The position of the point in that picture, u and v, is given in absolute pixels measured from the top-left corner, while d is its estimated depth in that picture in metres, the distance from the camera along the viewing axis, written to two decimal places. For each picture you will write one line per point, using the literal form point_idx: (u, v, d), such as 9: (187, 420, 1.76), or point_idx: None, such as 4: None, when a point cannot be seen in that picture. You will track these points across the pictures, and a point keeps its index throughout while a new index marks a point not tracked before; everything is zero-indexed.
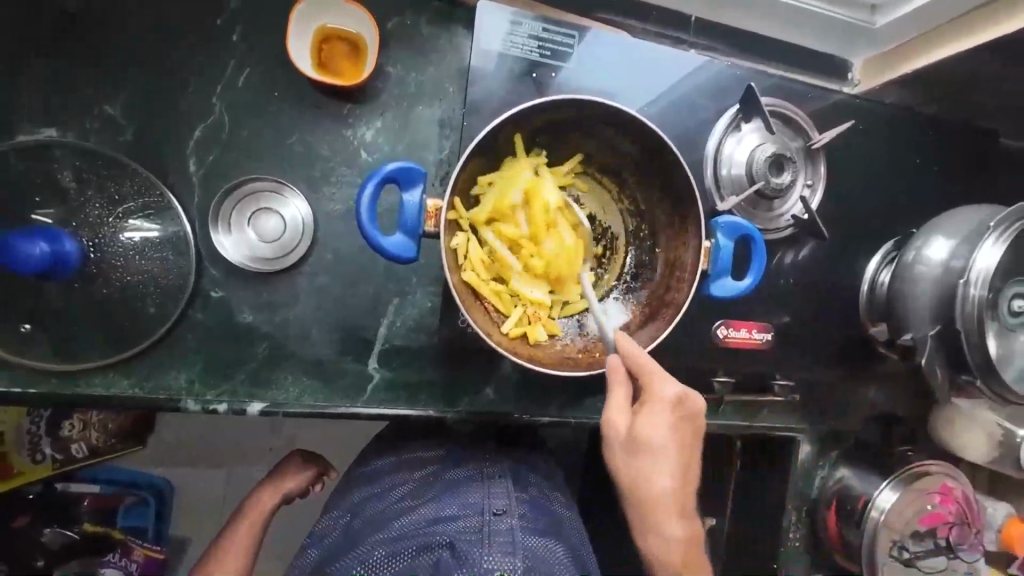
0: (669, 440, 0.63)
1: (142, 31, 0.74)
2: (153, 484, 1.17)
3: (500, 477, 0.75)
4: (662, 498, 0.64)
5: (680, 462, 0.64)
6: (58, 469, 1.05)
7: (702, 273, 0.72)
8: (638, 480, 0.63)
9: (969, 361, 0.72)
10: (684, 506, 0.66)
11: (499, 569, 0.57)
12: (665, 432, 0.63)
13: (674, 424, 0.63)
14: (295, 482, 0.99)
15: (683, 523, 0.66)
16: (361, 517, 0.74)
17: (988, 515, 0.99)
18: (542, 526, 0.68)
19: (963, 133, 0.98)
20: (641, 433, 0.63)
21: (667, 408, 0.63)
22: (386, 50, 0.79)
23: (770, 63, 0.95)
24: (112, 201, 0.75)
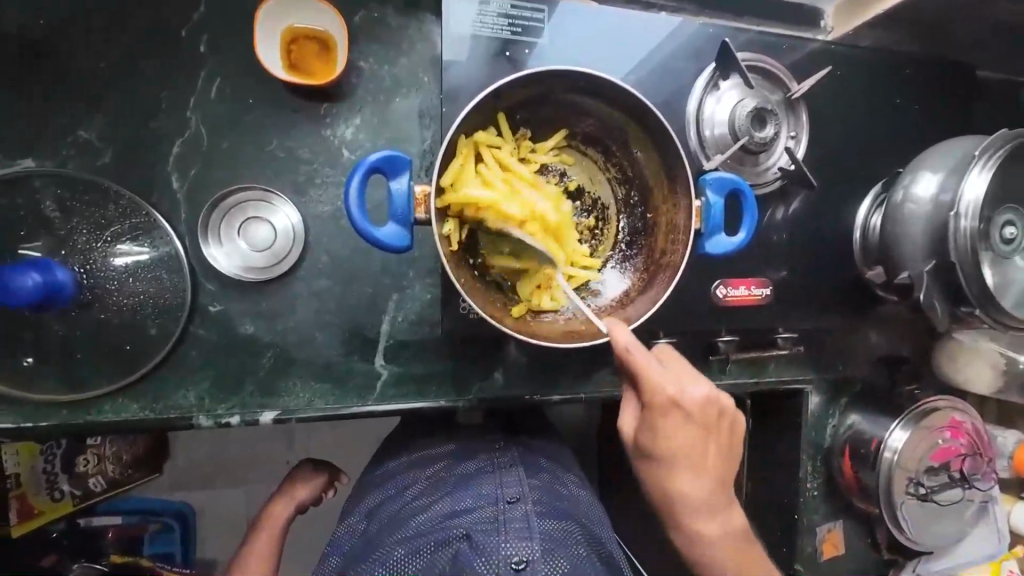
0: (678, 446, 0.65)
1: (107, 50, 0.73)
2: (177, 510, 1.19)
3: (512, 467, 0.76)
4: (683, 498, 0.66)
5: (696, 460, 0.65)
6: (77, 505, 1.05)
7: (695, 233, 0.70)
8: (657, 483, 0.67)
9: (967, 293, 0.74)
10: (716, 503, 0.67)
11: (517, 555, 0.58)
12: (670, 438, 0.65)
13: (685, 428, 0.64)
14: (307, 491, 1.00)
15: (719, 516, 0.68)
16: (377, 521, 0.74)
17: (998, 443, 1.01)
18: (560, 511, 0.68)
19: (940, 69, 0.98)
20: (648, 440, 0.66)
21: (667, 415, 0.64)
22: (356, 45, 0.79)
23: (743, 18, 0.95)
24: (99, 226, 0.74)
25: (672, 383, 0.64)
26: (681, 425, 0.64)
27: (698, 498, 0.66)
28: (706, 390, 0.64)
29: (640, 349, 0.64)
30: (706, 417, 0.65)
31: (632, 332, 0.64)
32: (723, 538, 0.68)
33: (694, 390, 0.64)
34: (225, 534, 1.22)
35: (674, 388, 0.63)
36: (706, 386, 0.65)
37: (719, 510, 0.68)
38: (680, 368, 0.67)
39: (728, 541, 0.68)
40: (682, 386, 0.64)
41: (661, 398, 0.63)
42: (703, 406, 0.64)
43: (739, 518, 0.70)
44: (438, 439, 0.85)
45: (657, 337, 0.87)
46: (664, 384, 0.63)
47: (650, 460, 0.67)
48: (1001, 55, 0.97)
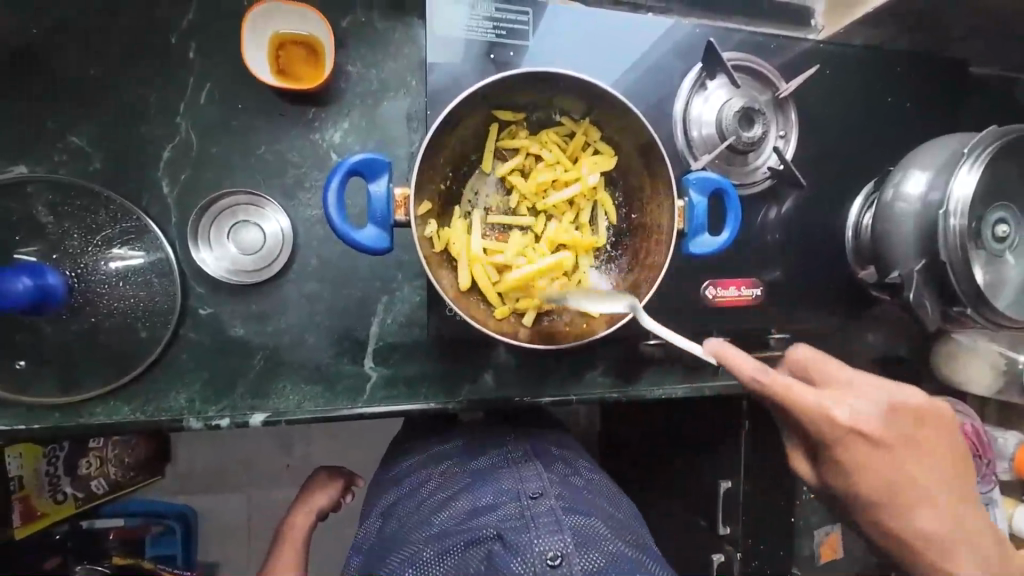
0: (877, 472, 0.63)
1: (98, 59, 0.74)
2: (179, 514, 1.18)
3: (528, 461, 0.77)
4: (915, 526, 0.64)
5: (906, 479, 0.63)
6: (81, 506, 1.07)
7: (679, 233, 0.71)
8: (876, 521, 0.66)
9: (958, 292, 0.73)
10: (949, 511, 0.64)
11: (550, 550, 0.58)
12: (867, 470, 0.63)
13: (882, 455, 0.63)
14: (325, 498, 0.99)
15: (958, 530, 0.65)
16: (395, 520, 0.74)
17: (998, 445, 0.99)
18: (581, 501, 0.70)
19: (932, 65, 0.97)
20: (845, 480, 0.65)
21: (853, 447, 0.63)
22: (344, 50, 0.79)
23: (733, 18, 0.94)
24: (90, 231, 0.75)
25: (843, 410, 0.62)
26: (874, 453, 0.63)
27: (935, 519, 0.64)
28: (880, 405, 0.63)
29: (765, 368, 0.62)
30: (897, 428, 0.63)
31: (746, 353, 0.63)
32: (974, 545, 0.65)
33: (869, 409, 0.63)
34: (224, 536, 1.23)
35: (849, 414, 0.62)
36: (878, 396, 0.64)
37: (954, 519, 0.64)
38: (841, 386, 0.65)
39: (976, 551, 0.65)
40: (848, 409, 0.63)
41: (839, 432, 0.62)
42: (885, 417, 0.63)
43: (976, 518, 0.66)
44: (428, 442, 0.86)
45: (648, 339, 0.87)
46: (834, 413, 0.62)
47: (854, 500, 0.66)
48: (993, 50, 0.95)
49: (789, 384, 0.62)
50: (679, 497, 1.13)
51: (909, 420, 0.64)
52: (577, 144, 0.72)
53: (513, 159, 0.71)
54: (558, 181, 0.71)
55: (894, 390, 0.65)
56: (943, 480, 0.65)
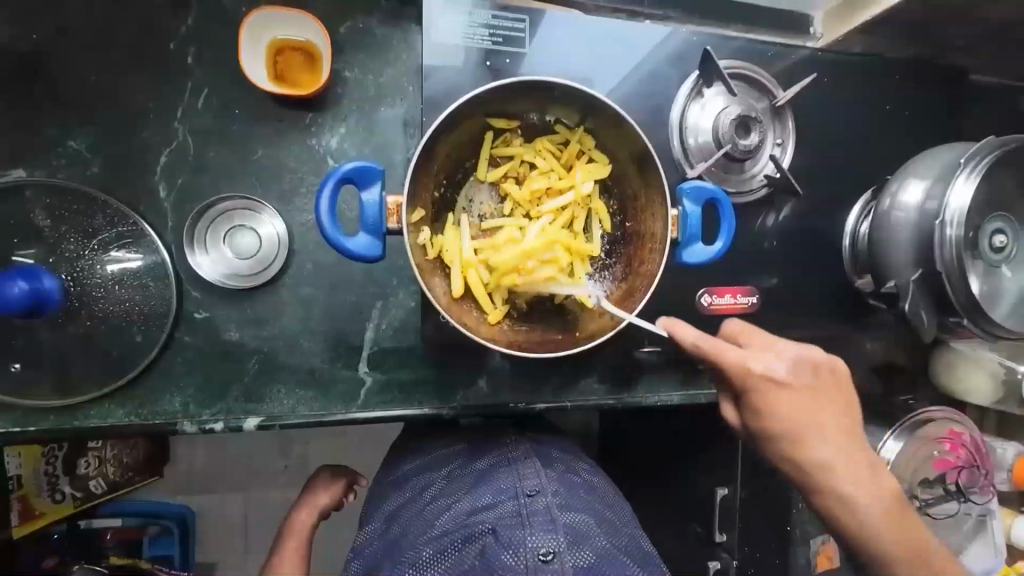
0: (786, 417, 0.65)
1: (97, 65, 0.75)
2: (178, 514, 1.18)
3: (525, 459, 0.76)
4: (818, 467, 0.66)
5: (812, 424, 0.65)
6: (80, 506, 1.08)
7: (672, 242, 0.71)
8: (787, 464, 0.67)
9: (954, 302, 0.73)
10: (851, 460, 0.65)
11: (544, 547, 0.59)
12: (778, 414, 0.65)
13: (788, 401, 0.65)
14: (329, 496, 0.99)
15: (863, 476, 0.65)
16: (398, 524, 0.73)
17: (997, 455, 0.99)
18: (576, 500, 0.70)
19: (931, 74, 0.97)
20: (759, 423, 0.66)
21: (762, 391, 0.65)
22: (341, 56, 0.80)
23: (731, 25, 0.94)
24: (86, 234, 0.75)
25: (754, 360, 0.65)
26: (781, 397, 0.64)
27: (835, 463, 0.65)
28: (789, 357, 0.65)
29: (708, 337, 0.67)
30: (803, 378, 0.65)
31: (689, 323, 0.68)
32: (876, 495, 0.66)
33: (777, 359, 0.65)
34: (220, 539, 1.23)
35: (757, 365, 0.64)
36: (790, 350, 0.66)
37: (855, 465, 0.66)
38: (759, 342, 0.68)
39: (873, 496, 0.65)
40: (757, 360, 0.65)
41: (750, 379, 0.65)
42: (792, 369, 0.65)
43: (880, 470, 0.67)
44: (422, 447, 0.86)
45: (642, 346, 0.87)
46: (745, 362, 0.64)
47: (767, 442, 0.67)
48: (994, 57, 0.95)
49: (698, 336, 0.67)
50: (675, 504, 1.12)
51: (813, 370, 0.66)
52: (571, 151, 0.72)
53: (504, 166, 0.72)
54: (553, 188, 0.71)
55: (806, 348, 0.67)
56: (850, 429, 0.67)
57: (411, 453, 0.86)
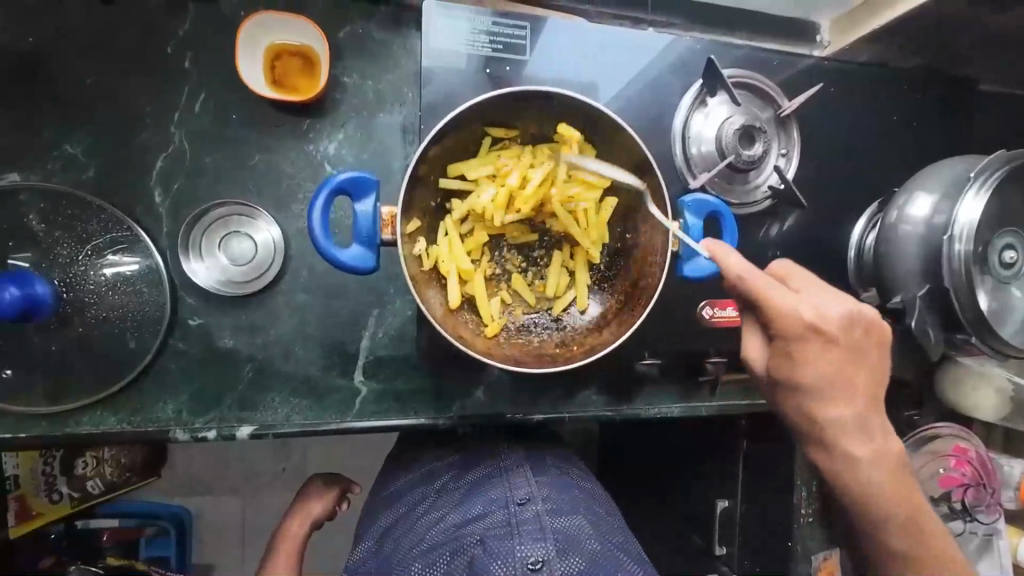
0: (821, 366, 0.63)
1: (94, 68, 0.74)
2: (174, 515, 1.16)
3: (515, 468, 0.76)
4: (829, 418, 0.65)
5: (841, 377, 0.64)
6: (77, 506, 1.06)
7: (673, 255, 0.71)
8: (801, 410, 0.66)
9: (961, 319, 0.71)
10: (865, 416, 0.65)
11: (533, 556, 0.58)
12: (814, 361, 0.63)
13: (826, 350, 0.63)
14: (322, 506, 0.98)
15: (868, 436, 0.66)
16: (391, 541, 0.72)
17: (1004, 473, 0.96)
18: (569, 507, 0.69)
19: (941, 83, 0.95)
20: (788, 368, 0.65)
21: (804, 334, 0.63)
22: (340, 61, 0.79)
23: (735, 33, 0.93)
24: (81, 240, 0.75)
25: (807, 308, 0.63)
26: (823, 347, 0.63)
27: (850, 416, 0.65)
28: (839, 307, 0.63)
29: (755, 273, 0.64)
30: (847, 330, 0.64)
31: (741, 257, 0.64)
32: (876, 451, 0.66)
33: (829, 309, 0.64)
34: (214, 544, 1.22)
35: (808, 308, 0.62)
36: (845, 304, 0.64)
37: (867, 423, 0.65)
38: (808, 290, 0.66)
39: (878, 455, 0.66)
40: (809, 306, 0.63)
41: (799, 325, 0.62)
42: (838, 320, 0.63)
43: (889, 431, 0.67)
44: (417, 459, 0.84)
45: (642, 358, 0.86)
46: (797, 308, 0.62)
47: (790, 388, 0.65)
48: (1005, 68, 0.93)
49: (751, 273, 0.63)
50: (676, 517, 1.10)
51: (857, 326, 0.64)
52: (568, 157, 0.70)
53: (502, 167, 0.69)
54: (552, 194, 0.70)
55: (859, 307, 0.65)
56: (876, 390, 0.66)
57: (406, 465, 0.85)
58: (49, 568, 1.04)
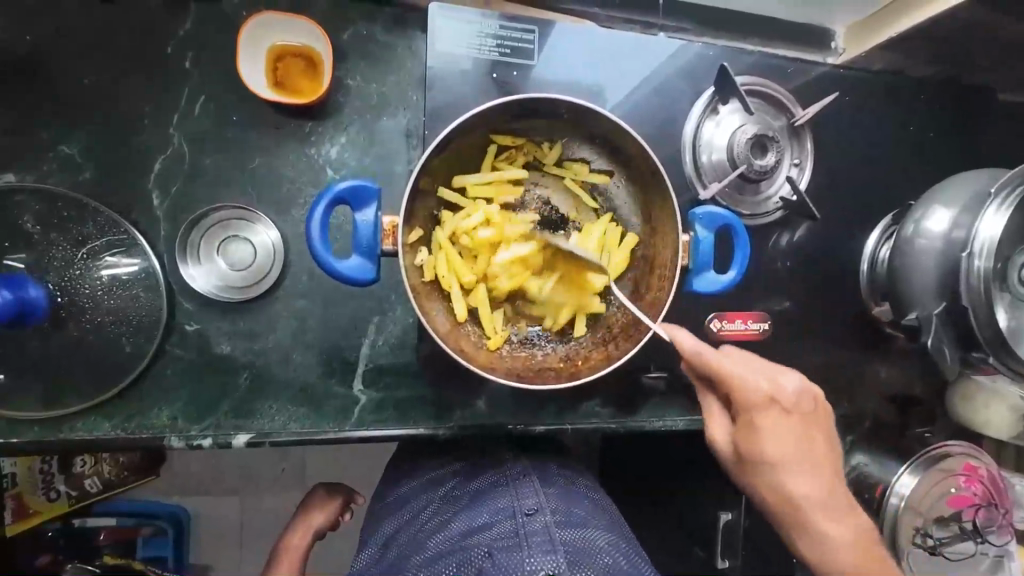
0: (778, 441, 0.62)
1: (94, 67, 0.73)
2: (172, 514, 1.13)
3: (523, 478, 0.74)
4: (792, 489, 0.63)
5: (802, 453, 0.63)
6: (74, 505, 1.05)
7: (683, 269, 0.70)
8: (766, 487, 0.64)
9: (979, 337, 0.69)
10: (828, 486, 0.64)
11: (544, 569, 0.55)
12: (773, 436, 0.62)
13: (785, 426, 0.62)
14: (323, 516, 0.96)
15: (833, 510, 0.64)
16: (394, 547, 0.71)
17: (1016, 492, 0.94)
18: (578, 520, 0.67)
19: (959, 93, 0.93)
20: (749, 443, 0.63)
21: (762, 415, 0.62)
22: (343, 63, 0.77)
23: (748, 39, 0.91)
24: (77, 242, 0.73)
25: (762, 380, 0.62)
26: (780, 420, 0.62)
27: (810, 488, 0.63)
28: (793, 382, 0.63)
29: (705, 347, 0.64)
30: (802, 406, 0.63)
31: (694, 334, 0.64)
32: (848, 524, 0.64)
33: (782, 382, 0.63)
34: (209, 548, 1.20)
35: (767, 385, 0.62)
36: (793, 378, 0.64)
37: (829, 495, 0.64)
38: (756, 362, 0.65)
39: (849, 528, 0.64)
40: (765, 380, 0.62)
41: (757, 399, 0.61)
42: (795, 395, 0.63)
43: (847, 500, 0.66)
44: (417, 470, 0.82)
45: (648, 371, 0.84)
46: (753, 381, 0.62)
47: (758, 465, 0.63)
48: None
49: (709, 356, 0.63)
50: (681, 529, 1.08)
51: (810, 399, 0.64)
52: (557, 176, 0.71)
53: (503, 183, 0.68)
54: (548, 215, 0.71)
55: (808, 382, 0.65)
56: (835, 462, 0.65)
57: (406, 474, 0.83)
58: (44, 567, 1.02)
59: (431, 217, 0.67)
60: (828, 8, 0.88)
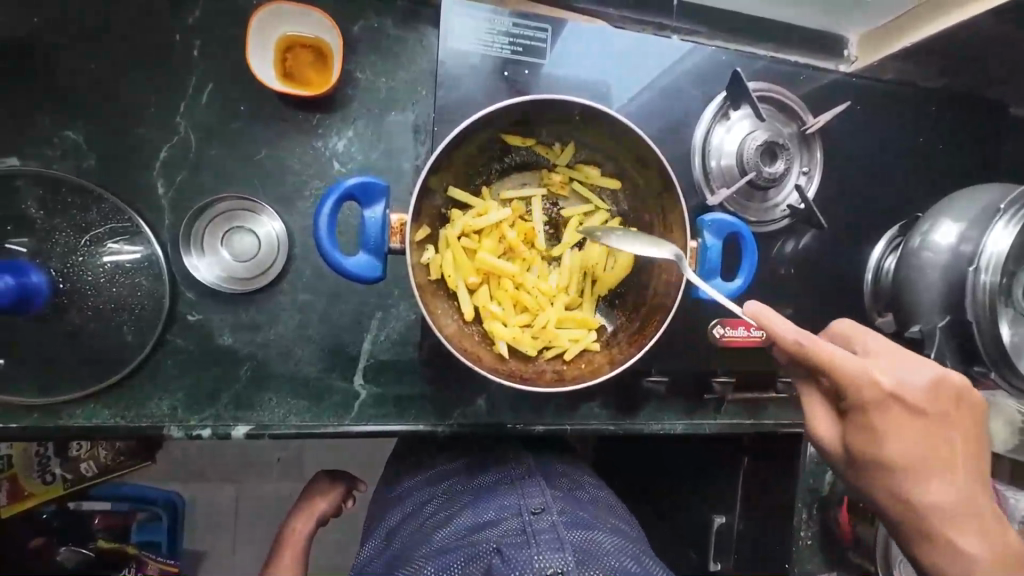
0: (902, 438, 0.58)
1: (100, 53, 0.72)
2: (167, 499, 1.12)
3: (529, 477, 0.74)
4: (927, 497, 0.59)
5: (930, 455, 0.59)
6: (68, 489, 1.03)
7: (689, 274, 0.70)
8: (886, 489, 0.61)
9: (982, 354, 0.69)
10: (958, 477, 0.60)
11: (551, 566, 0.56)
12: (894, 434, 0.58)
13: (910, 423, 0.58)
14: (328, 502, 0.97)
15: (968, 509, 0.60)
16: (398, 540, 0.72)
17: (1010, 506, 0.90)
18: (584, 521, 0.67)
19: (970, 105, 0.92)
20: (865, 441, 0.59)
21: (884, 411, 0.58)
22: (353, 56, 0.76)
23: (760, 44, 0.90)
24: (80, 228, 0.73)
25: (879, 373, 0.58)
26: (902, 417, 0.58)
27: (947, 484, 0.59)
28: (921, 376, 0.59)
29: (814, 339, 0.59)
30: (935, 404, 0.59)
31: (793, 324, 0.59)
32: (981, 533, 0.60)
33: (902, 376, 0.59)
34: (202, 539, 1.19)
35: (888, 379, 0.58)
36: (921, 371, 0.60)
37: (965, 490, 0.60)
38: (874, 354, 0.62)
39: (985, 542, 0.60)
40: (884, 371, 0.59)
41: (874, 393, 0.58)
42: (923, 391, 0.59)
43: (981, 499, 0.61)
44: (417, 466, 0.83)
45: (649, 374, 0.83)
46: (874, 375, 0.58)
47: (874, 466, 0.60)
48: None
49: (803, 338, 0.58)
50: (675, 530, 1.09)
51: (945, 394, 0.60)
52: (568, 182, 0.71)
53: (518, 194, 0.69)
54: (553, 222, 0.71)
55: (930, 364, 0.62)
56: (975, 467, 0.61)
57: (407, 470, 0.83)
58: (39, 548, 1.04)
59: (439, 214, 0.66)
60: (842, 15, 0.88)
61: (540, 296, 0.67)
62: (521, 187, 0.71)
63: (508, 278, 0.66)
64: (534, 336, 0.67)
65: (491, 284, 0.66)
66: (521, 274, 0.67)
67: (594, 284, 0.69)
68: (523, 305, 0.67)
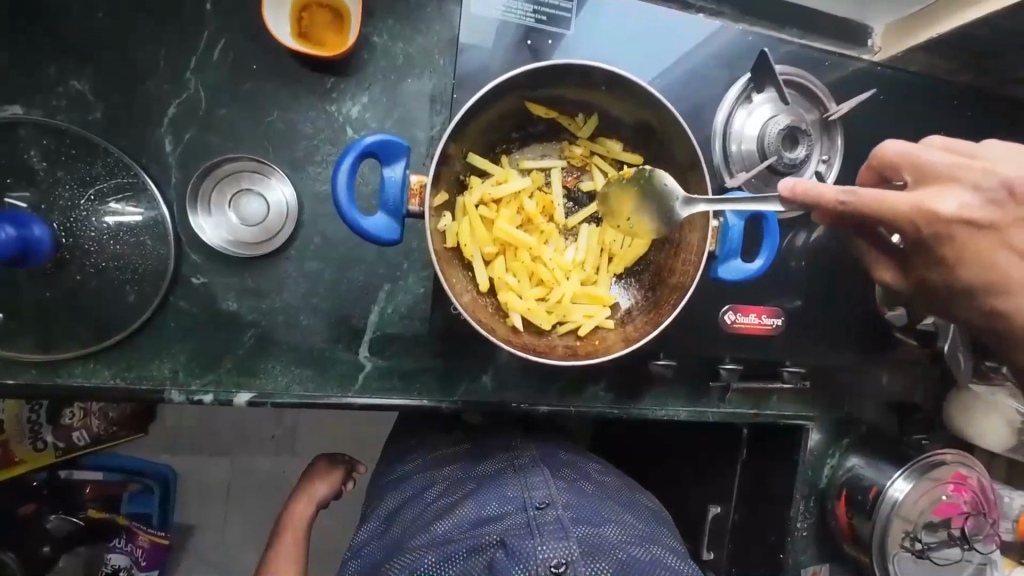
0: (980, 256, 0.56)
1: (108, 2, 0.69)
2: (160, 475, 1.12)
3: (534, 467, 0.73)
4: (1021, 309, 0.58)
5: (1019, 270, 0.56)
6: (61, 456, 1.01)
7: (710, 254, 0.70)
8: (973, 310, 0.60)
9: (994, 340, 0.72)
10: None
11: (555, 558, 0.55)
12: (976, 256, 0.56)
13: (988, 236, 0.55)
14: (326, 487, 0.96)
15: None
16: (396, 524, 0.71)
17: (1004, 505, 0.93)
18: (589, 513, 0.66)
19: (988, 103, 0.91)
20: (944, 276, 0.58)
21: (957, 237, 0.55)
22: (371, 19, 0.74)
23: (785, 29, 0.88)
24: (84, 183, 0.71)
25: (944, 203, 0.54)
26: (981, 236, 0.55)
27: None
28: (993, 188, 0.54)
29: (853, 193, 0.54)
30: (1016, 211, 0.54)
31: (825, 186, 0.55)
32: None
33: (975, 193, 0.55)
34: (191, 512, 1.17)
35: (957, 206, 0.54)
36: (994, 181, 0.54)
37: None
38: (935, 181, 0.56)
39: None
40: (944, 197, 0.54)
41: (936, 226, 0.54)
42: (995, 205, 0.54)
43: None
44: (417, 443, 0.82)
45: (657, 358, 0.83)
46: (937, 207, 0.54)
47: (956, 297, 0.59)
48: None
49: (819, 198, 0.54)
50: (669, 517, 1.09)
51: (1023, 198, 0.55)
52: (589, 155, 0.69)
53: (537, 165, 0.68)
54: (572, 196, 0.70)
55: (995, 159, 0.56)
56: None
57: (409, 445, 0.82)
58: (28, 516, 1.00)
59: (455, 180, 0.65)
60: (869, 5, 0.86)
61: (556, 269, 0.66)
62: (541, 158, 0.70)
63: (524, 248, 0.65)
64: (548, 310, 0.66)
65: (507, 255, 0.65)
66: (538, 246, 0.66)
67: (610, 261, 0.69)
68: (539, 277, 0.66)
